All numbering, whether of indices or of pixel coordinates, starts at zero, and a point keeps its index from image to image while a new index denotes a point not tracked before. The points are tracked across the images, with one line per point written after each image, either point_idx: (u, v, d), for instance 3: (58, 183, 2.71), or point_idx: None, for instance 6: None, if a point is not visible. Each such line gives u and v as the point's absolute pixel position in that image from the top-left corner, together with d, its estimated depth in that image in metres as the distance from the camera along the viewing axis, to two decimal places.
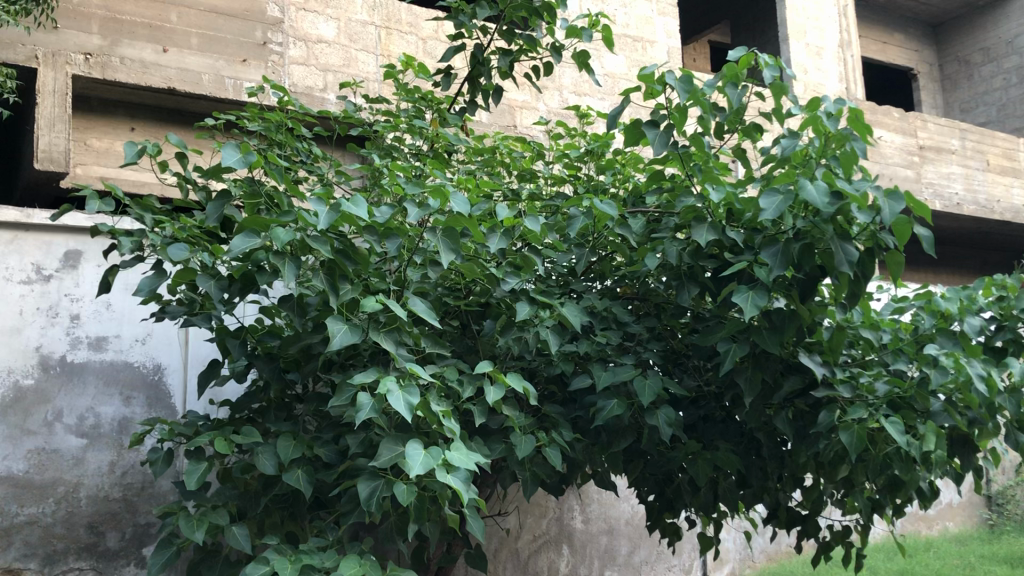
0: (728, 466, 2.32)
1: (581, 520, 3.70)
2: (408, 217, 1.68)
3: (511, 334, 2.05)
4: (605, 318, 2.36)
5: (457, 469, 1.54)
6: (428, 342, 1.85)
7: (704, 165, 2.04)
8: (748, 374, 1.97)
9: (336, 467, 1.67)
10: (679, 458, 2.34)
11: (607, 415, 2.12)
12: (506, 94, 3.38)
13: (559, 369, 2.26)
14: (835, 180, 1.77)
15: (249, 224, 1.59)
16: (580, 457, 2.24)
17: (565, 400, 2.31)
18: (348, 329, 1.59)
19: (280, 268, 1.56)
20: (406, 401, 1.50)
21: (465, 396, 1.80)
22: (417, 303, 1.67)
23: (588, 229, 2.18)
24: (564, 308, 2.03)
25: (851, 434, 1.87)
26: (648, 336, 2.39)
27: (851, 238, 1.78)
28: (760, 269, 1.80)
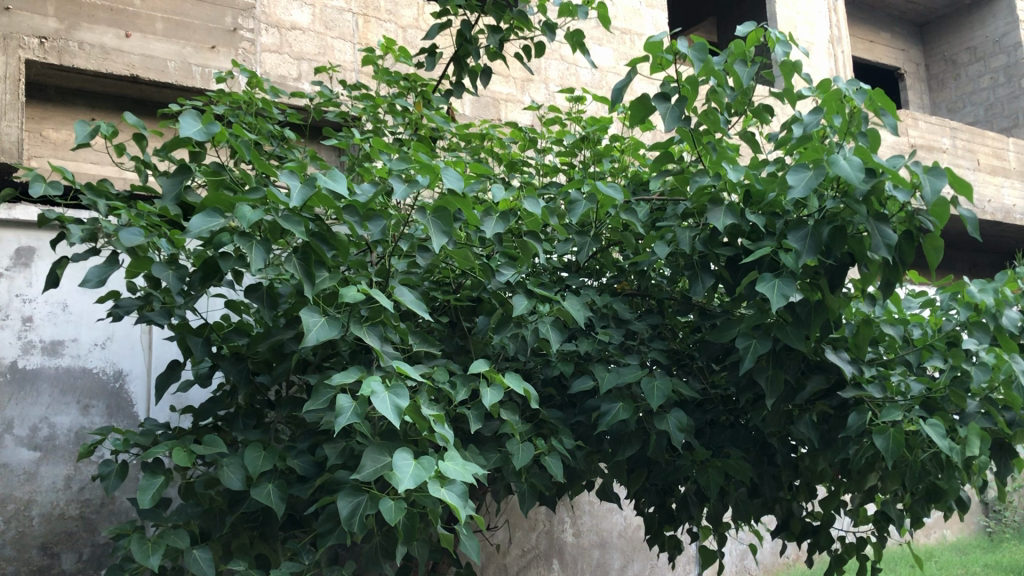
0: (741, 475, 2.13)
1: (571, 533, 3.52)
2: (393, 194, 1.48)
3: (507, 332, 1.85)
4: (605, 315, 2.19)
5: (452, 483, 1.34)
6: (416, 340, 1.65)
7: (718, 144, 1.85)
8: (769, 374, 1.79)
9: (312, 481, 1.46)
10: (688, 467, 2.15)
11: (611, 419, 1.93)
12: (490, 86, 3.19)
13: (557, 370, 2.07)
14: (870, 154, 1.59)
15: (211, 202, 1.38)
16: (581, 467, 2.05)
17: (563, 404, 2.12)
18: (325, 322, 1.38)
19: (246, 252, 1.35)
20: (392, 405, 1.30)
21: (457, 400, 1.61)
22: (404, 293, 1.47)
23: (591, 218, 1.99)
24: (566, 301, 1.84)
25: (887, 438, 1.68)
26: (650, 335, 2.22)
27: (888, 219, 1.60)
28: (786, 255, 1.61)
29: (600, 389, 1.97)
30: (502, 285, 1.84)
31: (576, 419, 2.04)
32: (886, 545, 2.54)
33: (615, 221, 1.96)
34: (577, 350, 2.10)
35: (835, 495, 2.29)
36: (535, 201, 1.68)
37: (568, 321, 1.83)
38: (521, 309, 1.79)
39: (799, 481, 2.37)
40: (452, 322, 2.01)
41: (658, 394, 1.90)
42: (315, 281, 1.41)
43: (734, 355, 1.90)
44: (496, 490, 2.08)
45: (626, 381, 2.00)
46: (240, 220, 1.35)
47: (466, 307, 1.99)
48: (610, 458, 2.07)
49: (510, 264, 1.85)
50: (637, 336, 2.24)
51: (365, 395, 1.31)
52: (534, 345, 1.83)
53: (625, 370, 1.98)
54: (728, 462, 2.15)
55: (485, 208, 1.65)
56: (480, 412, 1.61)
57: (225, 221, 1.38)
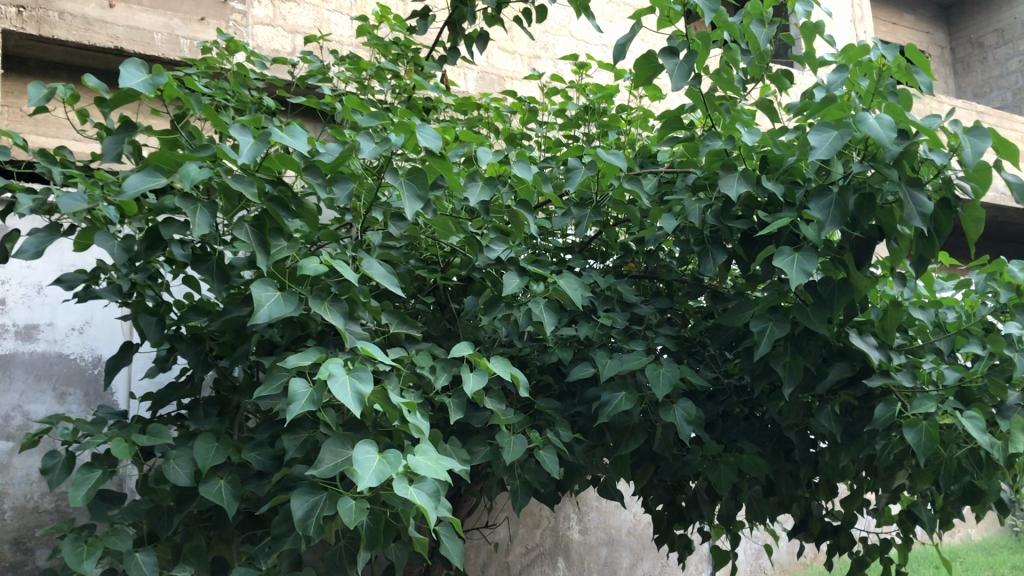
0: (756, 471, 1.96)
1: (578, 530, 3.35)
2: (361, 154, 1.29)
3: (497, 312, 1.68)
4: (609, 297, 2.04)
5: (422, 480, 1.17)
6: (392, 321, 1.49)
7: (733, 107, 1.67)
8: (787, 360, 1.61)
9: (270, 477, 1.30)
10: (697, 463, 1.98)
11: (613, 410, 1.76)
12: (495, 65, 2.97)
13: (555, 356, 1.90)
14: (903, 112, 1.41)
15: (153, 160, 1.22)
16: (581, 462, 1.88)
17: (563, 393, 1.95)
18: (280, 297, 1.22)
19: (188, 215, 1.19)
20: (353, 390, 1.14)
21: (436, 388, 1.44)
22: (373, 265, 1.30)
23: (593, 190, 1.81)
24: (562, 279, 1.67)
25: (919, 432, 1.50)
26: (659, 320, 2.05)
27: (923, 186, 1.41)
28: (807, 226, 1.43)
29: (601, 377, 1.79)
30: (492, 261, 1.67)
31: (575, 409, 1.87)
32: (911, 547, 2.36)
33: (619, 193, 1.78)
34: (577, 334, 1.93)
35: (858, 494, 2.11)
36: (526, 166, 1.51)
37: (564, 300, 1.66)
38: (512, 286, 1.62)
39: (818, 478, 2.19)
40: (441, 302, 1.84)
41: (664, 382, 1.72)
42: (270, 251, 1.24)
43: (748, 340, 1.72)
44: (490, 487, 1.92)
45: (630, 369, 1.83)
46: (183, 179, 1.19)
47: (456, 287, 1.83)
48: (613, 451, 1.91)
49: (501, 239, 1.68)
50: (644, 320, 2.07)
51: (322, 379, 1.15)
52: (526, 327, 1.66)
53: (629, 356, 1.81)
54: (742, 458, 1.97)
55: (470, 172, 1.47)
56: (462, 402, 1.44)
57: (168, 181, 1.22)
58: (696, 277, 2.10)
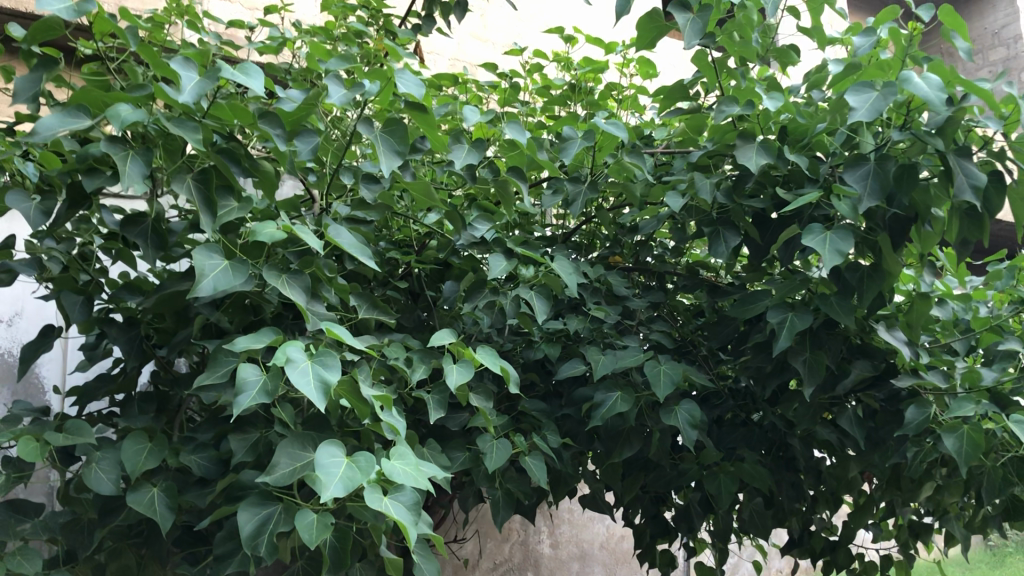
0: (759, 482, 1.78)
1: (548, 544, 3.15)
2: (328, 99, 1.09)
3: (480, 299, 1.48)
4: (598, 289, 1.85)
5: (399, 489, 0.97)
6: (362, 303, 1.29)
7: (748, 72, 1.48)
8: (806, 357, 1.43)
9: (213, 485, 1.09)
10: (694, 473, 1.79)
11: (607, 412, 1.56)
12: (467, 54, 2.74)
13: (541, 352, 1.70)
14: (952, 72, 1.23)
15: (75, 97, 1.01)
16: (569, 471, 1.69)
17: (548, 394, 1.75)
18: (228, 267, 1.01)
19: (115, 163, 0.97)
20: (317, 380, 0.93)
21: (412, 383, 1.23)
22: (341, 233, 1.10)
23: (587, 167, 1.62)
24: (554, 263, 1.47)
25: (959, 438, 1.33)
26: (652, 315, 1.88)
27: (973, 157, 1.24)
28: (841, 201, 1.25)
29: (594, 376, 1.60)
30: (475, 241, 1.47)
31: (563, 411, 1.67)
32: (913, 564, 2.20)
33: (617, 171, 1.59)
34: (565, 328, 1.74)
35: (865, 509, 1.94)
36: (519, 129, 1.31)
37: (557, 287, 1.46)
38: (498, 269, 1.42)
39: (819, 490, 2.02)
40: (414, 288, 1.63)
41: (666, 382, 1.53)
42: (217, 212, 1.04)
43: (758, 335, 1.54)
44: (466, 498, 1.71)
45: (625, 367, 1.64)
46: (110, 120, 0.97)
47: (431, 272, 1.62)
48: (603, 459, 1.71)
49: (486, 217, 1.48)
50: (637, 315, 1.88)
51: (278, 366, 0.94)
52: (513, 316, 1.46)
53: (625, 353, 1.62)
54: (744, 467, 1.79)
55: (455, 133, 1.27)
56: (443, 399, 1.24)
57: (93, 123, 1.01)
58: (693, 270, 1.92)
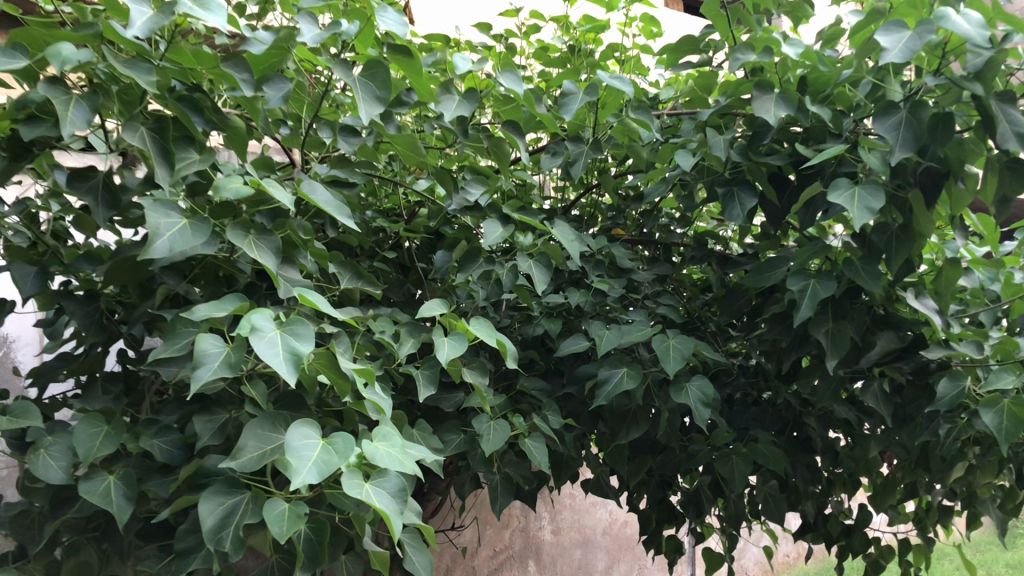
0: (775, 464, 1.67)
1: (550, 531, 3.05)
2: (300, 39, 0.97)
3: (475, 269, 1.36)
4: (601, 261, 1.73)
5: (382, 475, 0.85)
6: (344, 274, 1.18)
7: (765, 19, 1.36)
8: (829, 328, 1.32)
9: (176, 472, 0.97)
10: (705, 455, 1.68)
11: (613, 391, 1.45)
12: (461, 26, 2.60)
13: (541, 328, 1.59)
14: (996, 7, 1.11)
15: (12, 35, 0.89)
16: (571, 454, 1.58)
17: (549, 373, 1.64)
18: (187, 226, 0.89)
19: (55, 108, 0.85)
20: (286, 351, 0.82)
21: (400, 358, 1.12)
22: (317, 190, 0.98)
23: (589, 127, 1.50)
24: (555, 229, 1.35)
25: (998, 413, 1.22)
26: (658, 288, 1.76)
27: (1017, 102, 1.12)
28: (870, 154, 1.13)
29: (598, 352, 1.49)
30: (468, 206, 1.35)
31: (565, 390, 1.56)
32: (932, 549, 2.10)
33: (622, 130, 1.48)
34: (566, 302, 1.62)
35: (884, 491, 1.83)
36: (515, 78, 1.19)
37: (558, 254, 1.35)
38: (494, 237, 1.30)
39: (836, 472, 1.92)
40: (404, 260, 1.52)
41: (676, 358, 1.42)
42: (176, 165, 0.92)
43: (776, 306, 1.43)
44: (462, 484, 1.61)
45: (632, 343, 1.53)
46: (49, 58, 0.85)
47: (422, 243, 1.51)
48: (608, 441, 1.60)
49: (480, 179, 1.36)
50: (643, 288, 1.77)
51: (242, 336, 0.82)
52: (511, 287, 1.34)
53: (631, 327, 1.51)
54: (758, 448, 1.68)
55: (444, 83, 1.15)
56: (434, 375, 1.12)
57: (31, 64, 0.89)
58: (701, 240, 1.81)
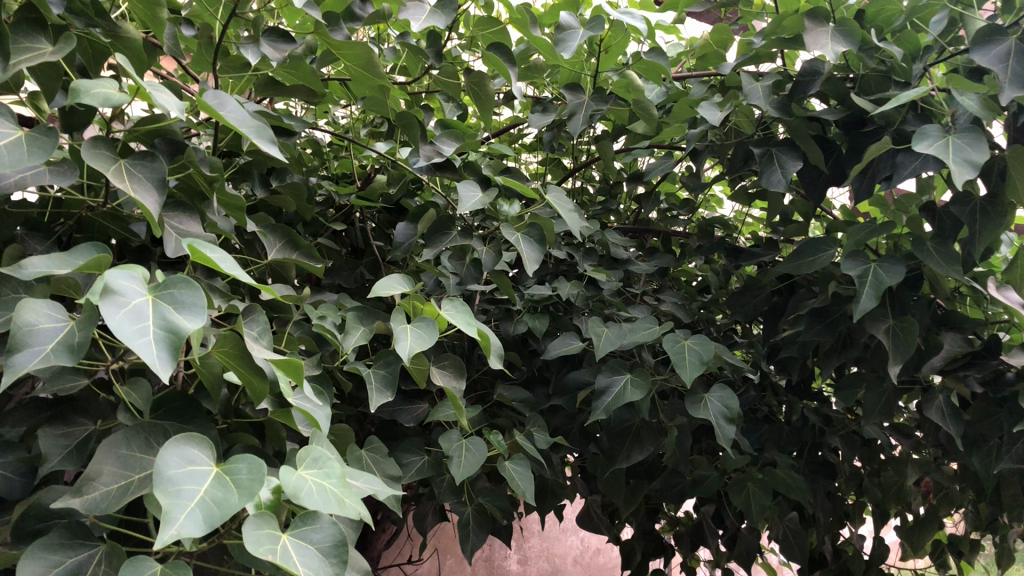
0: (798, 494, 1.39)
1: (516, 560, 2.77)
2: None
3: (447, 244, 1.05)
4: (593, 249, 1.46)
5: (309, 520, 0.55)
6: (271, 242, 0.91)
7: None
8: (889, 325, 1.06)
9: (12, 510, 0.67)
10: (714, 482, 1.41)
11: (613, 402, 1.17)
12: None
13: (523, 326, 1.31)
14: None
15: None
16: (558, 480, 1.29)
17: (531, 382, 1.36)
18: (23, 142, 0.59)
19: None
20: (160, 327, 0.52)
21: (344, 351, 0.81)
22: (229, 105, 0.68)
23: (586, 79, 1.23)
24: (549, 195, 1.07)
25: None
26: (660, 283, 1.49)
27: None
28: (968, 91, 0.87)
29: (595, 355, 1.20)
30: (439, 165, 1.07)
31: (551, 402, 1.28)
32: None
33: (626, 82, 1.21)
34: (554, 296, 1.34)
35: (919, 527, 1.56)
36: None
37: (551, 228, 1.07)
38: (471, 203, 1.01)
39: (857, 502, 1.65)
40: (357, 242, 1.23)
41: (694, 362, 1.14)
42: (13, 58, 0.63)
43: (815, 300, 1.16)
44: (424, 516, 1.32)
45: (636, 344, 1.25)
46: None
47: (381, 216, 1.23)
48: (602, 465, 1.32)
49: (453, 134, 1.08)
50: (640, 282, 1.50)
51: (92, 302, 0.53)
52: (492, 268, 1.05)
53: (636, 325, 1.23)
54: (778, 474, 1.40)
55: None
56: (393, 376, 0.81)
57: None
58: (709, 228, 1.54)
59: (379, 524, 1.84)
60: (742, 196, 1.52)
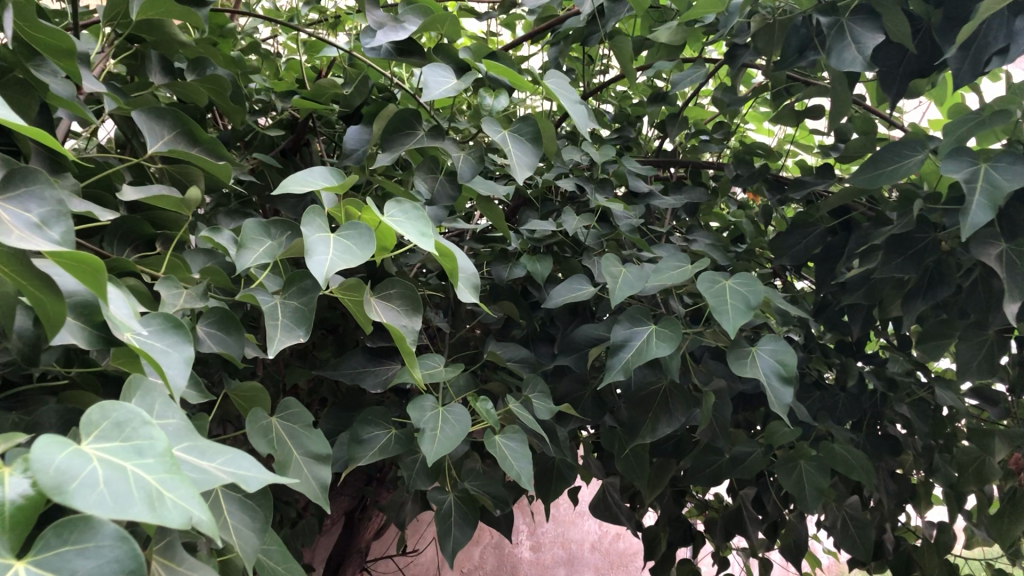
0: (861, 475, 1.14)
1: (528, 546, 2.54)
2: None
3: (407, 145, 0.79)
4: (608, 179, 1.20)
5: (73, 537, 0.31)
6: (153, 128, 0.66)
7: None
8: (1002, 251, 0.79)
9: None
10: (758, 460, 1.15)
11: (633, 359, 0.91)
12: None
13: (520, 269, 1.05)
14: None
15: None
16: (566, 460, 1.04)
17: (532, 340, 1.11)
18: None
19: None
20: None
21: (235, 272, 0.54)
22: None
23: None
24: (547, 83, 0.81)
25: None
26: (689, 220, 1.23)
27: None
28: None
29: (610, 301, 0.95)
30: (401, 48, 0.81)
31: (556, 363, 1.02)
32: None
33: None
34: (560, 233, 1.09)
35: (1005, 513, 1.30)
36: None
37: (549, 128, 0.81)
38: (439, 90, 0.75)
39: (924, 484, 1.39)
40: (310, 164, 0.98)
41: (738, 306, 0.88)
42: None
43: (892, 226, 0.90)
44: (401, 505, 1.07)
45: (662, 288, 0.99)
46: None
47: (336, 128, 0.98)
48: (620, 440, 1.07)
49: (420, 8, 0.82)
50: (665, 220, 1.24)
51: None
52: (470, 181, 0.79)
53: (662, 263, 0.97)
54: (836, 449, 1.15)
55: None
56: (310, 310, 0.55)
57: None
58: (748, 155, 1.28)
59: (366, 510, 1.61)
60: (788, 114, 1.25)
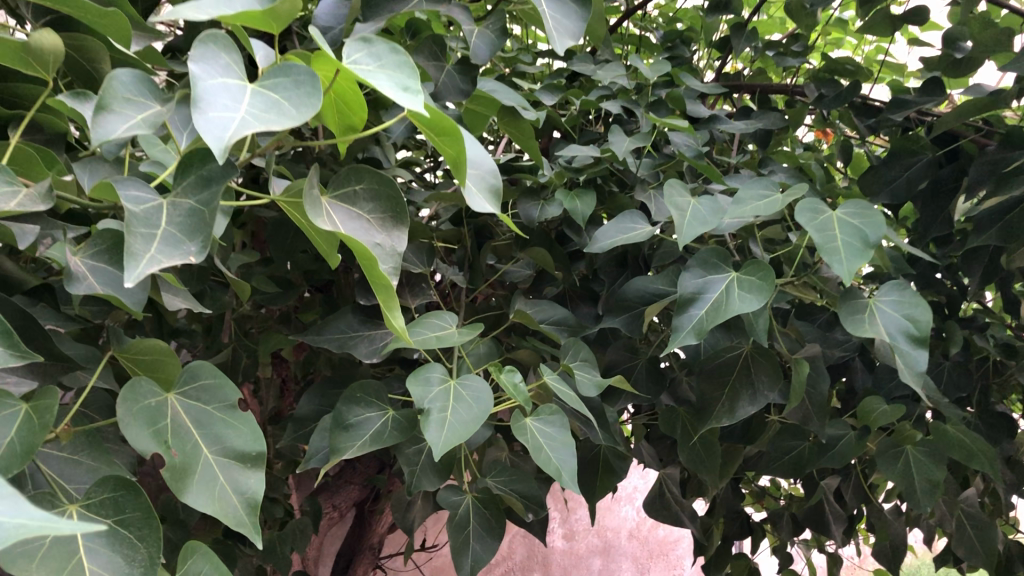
0: (984, 464, 0.91)
1: (560, 536, 2.31)
2: None
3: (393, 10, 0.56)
4: (661, 100, 0.97)
5: None
6: None
7: None
8: None
9: None
10: (853, 446, 0.92)
11: (713, 314, 0.69)
12: None
13: (556, 207, 0.83)
14: None
15: None
16: (617, 449, 0.81)
17: (570, 298, 0.89)
18: None
19: None
20: None
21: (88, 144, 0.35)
22: None
23: None
24: None
25: None
26: (759, 152, 1.00)
27: None
28: None
29: (677, 240, 0.72)
30: None
31: (603, 325, 0.80)
32: None
33: None
34: (605, 163, 0.86)
35: None
36: None
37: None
38: None
39: None
40: None
41: (853, 243, 0.66)
42: None
43: None
44: (408, 505, 0.86)
45: (742, 226, 0.76)
46: None
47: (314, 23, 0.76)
48: (686, 425, 0.84)
49: None
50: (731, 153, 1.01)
51: None
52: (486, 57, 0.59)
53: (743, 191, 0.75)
54: (952, 431, 0.92)
55: None
56: (208, 211, 0.35)
57: None
58: (830, 73, 1.04)
59: (377, 504, 1.39)
60: (883, 21, 1.01)
